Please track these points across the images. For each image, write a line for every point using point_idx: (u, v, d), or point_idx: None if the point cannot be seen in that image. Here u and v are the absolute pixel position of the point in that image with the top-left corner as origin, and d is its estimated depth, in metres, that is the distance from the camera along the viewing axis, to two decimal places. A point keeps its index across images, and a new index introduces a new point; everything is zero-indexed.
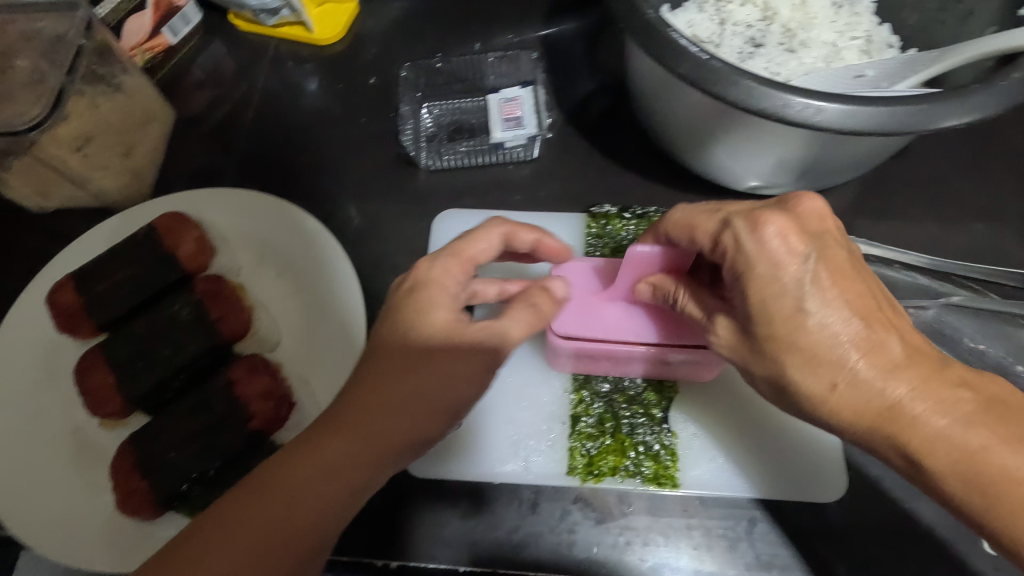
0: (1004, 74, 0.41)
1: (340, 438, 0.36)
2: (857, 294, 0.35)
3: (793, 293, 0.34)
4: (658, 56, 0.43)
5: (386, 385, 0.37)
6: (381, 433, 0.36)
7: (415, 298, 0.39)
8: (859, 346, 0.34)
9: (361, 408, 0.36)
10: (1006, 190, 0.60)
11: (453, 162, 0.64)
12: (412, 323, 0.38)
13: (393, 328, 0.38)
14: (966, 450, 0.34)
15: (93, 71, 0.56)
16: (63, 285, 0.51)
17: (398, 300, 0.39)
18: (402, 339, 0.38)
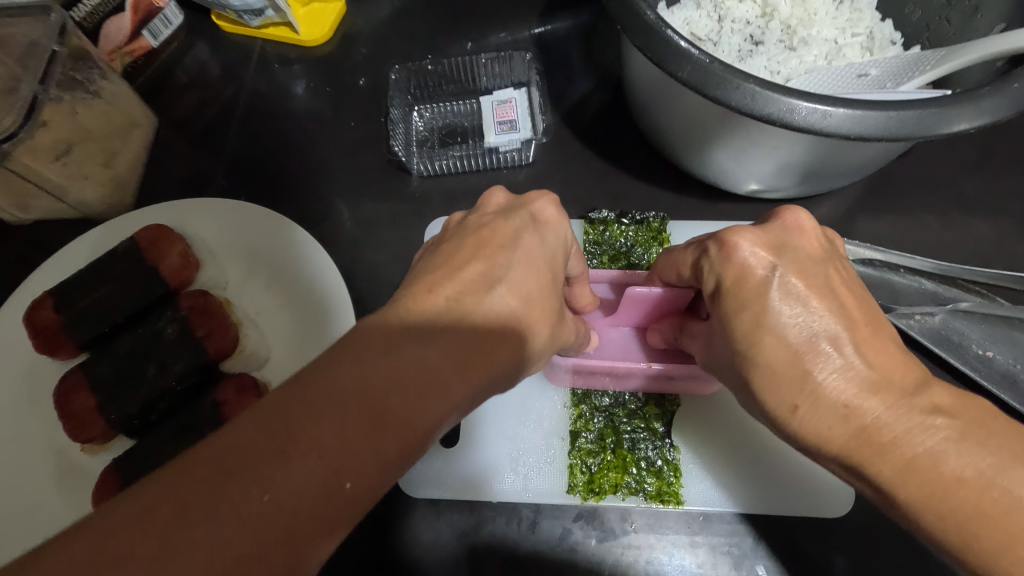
0: (1015, 76, 0.39)
1: (459, 378, 0.30)
2: (841, 308, 0.34)
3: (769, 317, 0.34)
4: (658, 59, 0.41)
5: (509, 331, 0.32)
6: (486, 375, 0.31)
7: (537, 236, 0.36)
8: (855, 374, 0.32)
9: (472, 343, 0.31)
10: (1013, 190, 0.59)
11: (446, 167, 0.62)
12: (537, 267, 0.34)
13: (506, 263, 0.34)
14: (954, 480, 0.29)
15: (70, 75, 0.54)
16: (42, 303, 0.49)
17: (522, 234, 0.35)
18: (522, 278, 0.33)
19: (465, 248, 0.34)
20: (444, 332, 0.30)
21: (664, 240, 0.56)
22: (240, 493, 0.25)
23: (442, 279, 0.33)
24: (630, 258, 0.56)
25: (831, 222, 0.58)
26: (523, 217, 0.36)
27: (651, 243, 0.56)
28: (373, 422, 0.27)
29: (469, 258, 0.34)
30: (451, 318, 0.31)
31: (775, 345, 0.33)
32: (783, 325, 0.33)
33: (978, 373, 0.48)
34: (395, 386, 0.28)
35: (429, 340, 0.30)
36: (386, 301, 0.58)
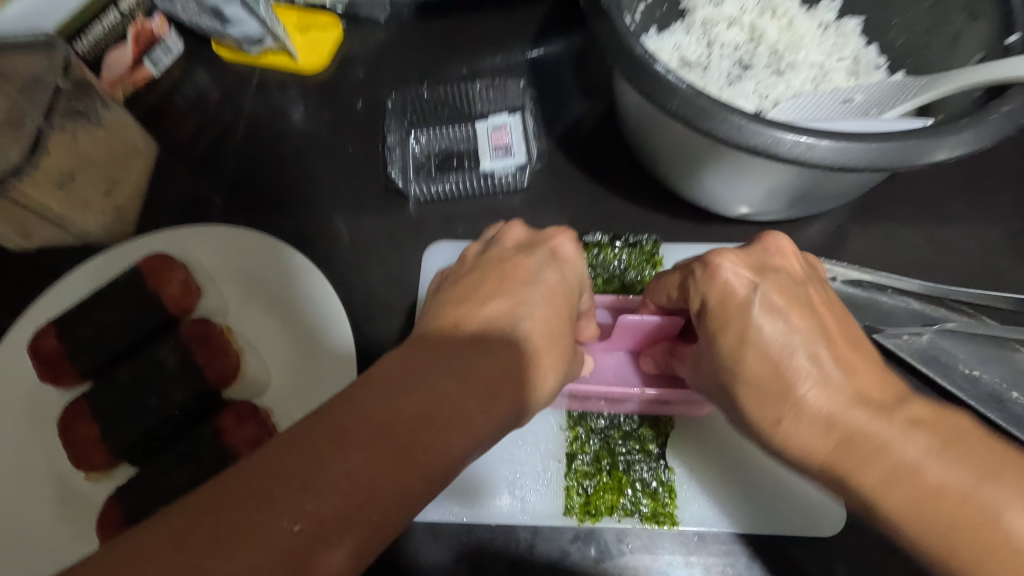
0: (992, 108, 0.41)
1: (481, 409, 0.32)
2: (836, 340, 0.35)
3: (764, 343, 0.35)
4: (648, 93, 0.43)
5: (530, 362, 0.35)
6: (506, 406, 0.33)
7: (557, 273, 0.39)
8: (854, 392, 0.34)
9: (493, 376, 0.33)
10: (997, 211, 0.60)
11: (443, 192, 0.64)
12: (554, 301, 0.37)
13: (526, 296, 0.37)
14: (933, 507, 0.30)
15: (74, 107, 0.56)
16: (46, 331, 0.50)
17: (542, 270, 0.39)
18: (541, 312, 0.37)
19: (489, 284, 0.38)
20: (473, 363, 0.33)
21: (657, 262, 0.57)
22: (279, 513, 0.26)
23: (475, 311, 0.37)
24: (624, 280, 0.57)
25: (820, 243, 0.59)
26: (544, 253, 0.40)
27: (644, 266, 0.57)
28: (406, 443, 0.29)
29: (495, 291, 0.37)
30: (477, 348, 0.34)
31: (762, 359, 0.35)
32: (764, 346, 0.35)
33: (964, 392, 0.48)
34: (426, 411, 0.30)
35: (460, 367, 0.33)
36: (385, 325, 0.59)
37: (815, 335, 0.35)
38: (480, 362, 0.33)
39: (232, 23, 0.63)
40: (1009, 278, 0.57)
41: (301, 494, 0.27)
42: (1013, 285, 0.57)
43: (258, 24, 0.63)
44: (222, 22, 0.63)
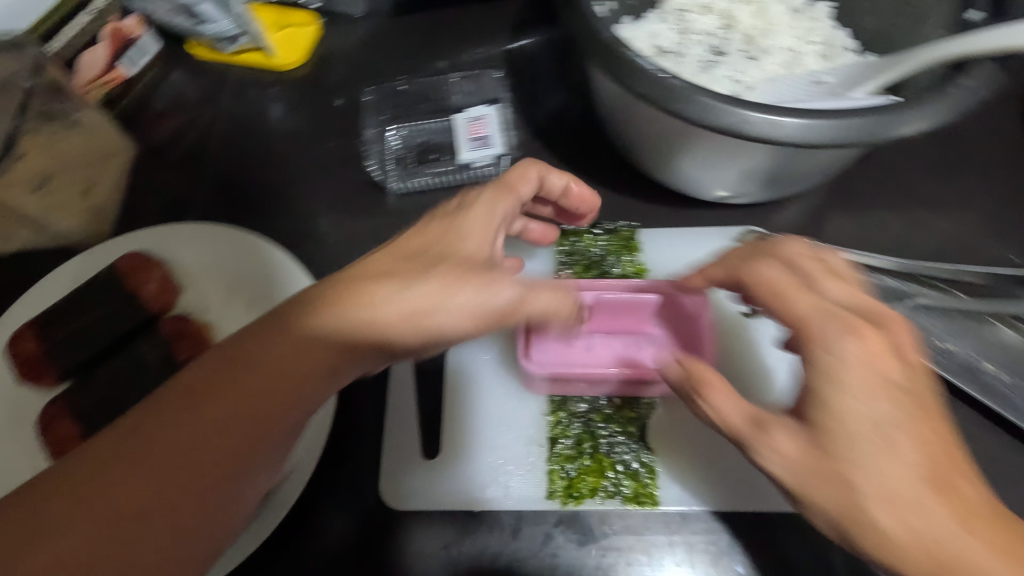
0: (953, 82, 0.41)
1: (325, 348, 0.33)
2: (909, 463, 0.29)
3: (861, 447, 0.30)
4: (616, 75, 0.43)
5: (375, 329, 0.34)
6: (364, 337, 0.34)
7: (469, 212, 0.39)
8: (900, 495, 0.29)
9: (345, 313, 0.34)
10: (970, 188, 0.61)
11: (422, 185, 0.63)
12: (453, 243, 0.37)
13: (430, 243, 0.37)
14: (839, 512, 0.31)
15: (46, 109, 0.55)
16: (24, 333, 0.51)
17: (457, 213, 0.39)
18: (421, 287, 0.35)
19: (410, 251, 0.37)
20: (303, 333, 0.33)
21: (635, 247, 0.58)
22: (111, 476, 0.29)
23: (330, 308, 0.34)
24: (602, 267, 0.57)
25: (798, 225, 0.60)
26: (458, 199, 0.40)
27: (622, 252, 0.58)
28: (220, 419, 0.31)
29: (381, 264, 0.36)
30: (312, 313, 0.34)
31: (868, 481, 0.30)
32: (876, 461, 0.30)
33: (947, 368, 0.50)
34: (253, 382, 0.32)
35: (292, 338, 0.33)
36: None
37: (891, 424, 0.30)
38: (313, 329, 0.33)
39: (206, 20, 0.63)
40: (983, 253, 0.58)
41: (117, 478, 0.29)
42: (988, 260, 0.58)
43: (232, 21, 0.64)
44: (196, 20, 0.63)
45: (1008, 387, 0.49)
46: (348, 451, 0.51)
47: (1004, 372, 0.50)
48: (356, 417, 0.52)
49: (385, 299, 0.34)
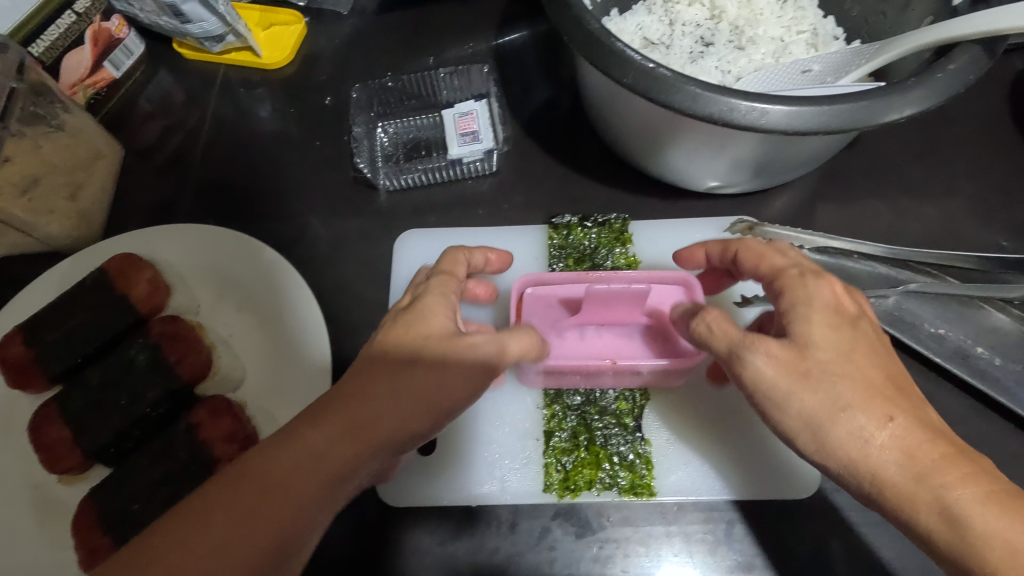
0: (939, 66, 0.41)
1: (328, 442, 0.34)
2: (874, 368, 0.34)
3: (833, 382, 0.34)
4: (603, 66, 0.43)
5: (372, 437, 0.34)
6: (361, 425, 0.34)
7: (434, 295, 0.39)
8: (860, 385, 0.33)
9: (344, 407, 0.35)
10: (958, 174, 0.61)
11: (412, 182, 0.62)
12: (422, 328, 0.37)
13: (401, 334, 0.37)
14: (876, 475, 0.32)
15: (32, 110, 0.55)
16: (13, 338, 0.50)
17: (423, 297, 0.39)
18: (405, 385, 0.35)
19: (392, 360, 0.36)
20: (308, 443, 0.34)
21: (626, 239, 0.58)
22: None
23: (322, 416, 0.34)
24: (594, 259, 0.57)
25: (787, 213, 0.60)
26: (424, 286, 0.41)
27: (614, 244, 0.58)
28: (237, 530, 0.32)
29: (366, 369, 0.36)
30: (313, 426, 0.34)
31: (828, 365, 0.34)
32: (837, 374, 0.34)
33: (934, 352, 0.50)
34: (262, 499, 0.33)
35: (296, 450, 0.33)
36: (359, 314, 0.58)
37: (878, 374, 0.34)
38: (313, 440, 0.34)
39: (190, 20, 0.62)
40: (972, 238, 0.58)
41: None
42: (977, 245, 0.58)
43: (218, 20, 0.63)
44: (181, 21, 0.62)
45: (998, 370, 0.50)
46: None
47: (995, 356, 0.50)
48: None
49: (379, 402, 0.35)
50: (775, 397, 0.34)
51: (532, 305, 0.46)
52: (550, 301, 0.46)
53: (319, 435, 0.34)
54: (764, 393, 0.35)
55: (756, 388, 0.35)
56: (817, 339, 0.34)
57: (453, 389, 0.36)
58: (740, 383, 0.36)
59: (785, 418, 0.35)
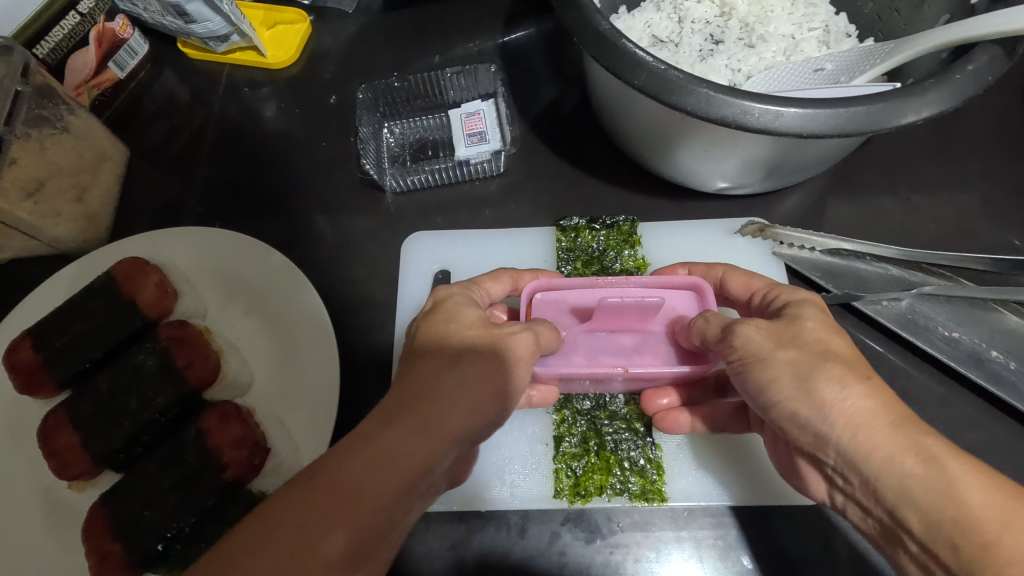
0: (957, 67, 0.40)
1: (410, 438, 0.34)
2: (850, 344, 0.38)
3: (813, 347, 0.37)
4: (614, 68, 0.42)
5: (445, 429, 0.35)
6: (436, 420, 0.35)
7: (463, 294, 0.43)
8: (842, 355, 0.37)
9: (419, 403, 0.35)
10: (972, 174, 0.60)
11: (419, 183, 0.62)
12: (462, 323, 0.39)
13: (447, 332, 0.39)
14: (848, 420, 0.35)
15: (38, 112, 0.55)
16: (21, 342, 0.50)
17: (453, 294, 0.42)
18: (467, 377, 0.36)
19: (442, 356, 0.37)
20: (385, 442, 0.33)
21: (635, 242, 0.57)
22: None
23: (399, 414, 0.35)
24: (603, 262, 0.57)
25: (797, 215, 0.60)
26: (454, 286, 0.44)
27: (623, 246, 0.57)
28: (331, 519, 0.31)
29: (426, 363, 0.37)
30: (388, 425, 0.34)
31: (814, 333, 0.38)
32: (813, 338, 0.38)
33: (946, 355, 0.50)
34: (344, 502, 0.32)
35: (374, 450, 0.33)
36: (366, 317, 0.58)
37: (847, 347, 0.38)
38: (394, 438, 0.34)
39: (195, 20, 0.61)
40: (987, 240, 0.57)
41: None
42: (992, 247, 0.57)
43: (223, 20, 0.62)
44: (185, 21, 0.62)
45: (1013, 374, 0.49)
46: None
47: (1011, 360, 0.49)
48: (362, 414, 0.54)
49: (446, 391, 0.36)
50: (761, 354, 0.38)
51: (542, 310, 0.45)
52: (559, 307, 0.45)
53: (394, 433, 0.34)
54: (753, 355, 0.38)
55: (746, 351, 0.38)
56: (806, 315, 0.39)
57: (512, 369, 0.37)
58: (730, 355, 0.39)
59: (768, 370, 0.37)
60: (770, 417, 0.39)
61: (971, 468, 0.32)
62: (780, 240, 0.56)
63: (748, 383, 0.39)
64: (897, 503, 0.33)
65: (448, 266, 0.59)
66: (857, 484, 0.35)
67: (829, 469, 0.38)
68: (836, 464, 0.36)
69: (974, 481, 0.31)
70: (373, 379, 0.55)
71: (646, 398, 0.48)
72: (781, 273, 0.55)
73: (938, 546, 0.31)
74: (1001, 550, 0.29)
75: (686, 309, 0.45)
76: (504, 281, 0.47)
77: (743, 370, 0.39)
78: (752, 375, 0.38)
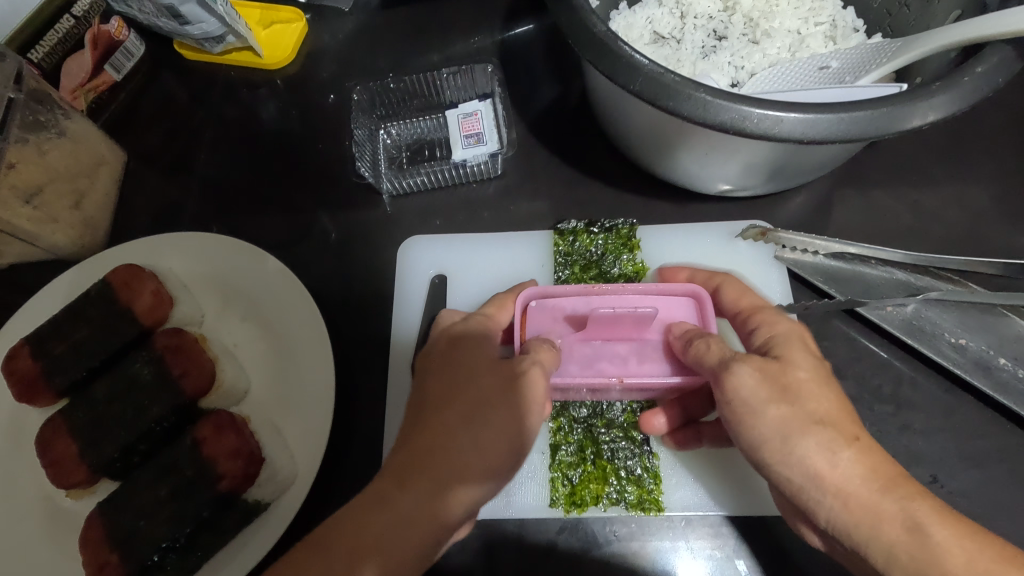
0: (965, 69, 0.39)
1: (427, 502, 0.34)
2: (836, 395, 0.37)
3: (805, 412, 0.36)
4: (609, 73, 0.41)
5: (462, 490, 0.35)
6: (453, 480, 0.35)
7: (479, 322, 0.44)
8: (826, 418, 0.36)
9: (435, 462, 0.35)
10: (984, 174, 0.58)
11: (417, 185, 0.61)
12: (472, 365, 0.39)
13: (456, 378, 0.39)
14: (839, 491, 0.34)
15: (33, 119, 0.55)
16: (20, 350, 0.50)
17: (459, 326, 0.44)
18: (481, 435, 0.36)
19: (459, 405, 0.37)
20: (402, 508, 0.34)
21: (634, 246, 0.57)
22: None
23: (416, 476, 0.35)
24: (601, 267, 0.56)
25: (802, 216, 0.58)
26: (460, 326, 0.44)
27: (622, 250, 0.56)
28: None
29: (440, 413, 0.37)
30: (404, 487, 0.34)
31: (807, 384, 0.37)
32: (807, 395, 0.37)
33: (953, 363, 0.48)
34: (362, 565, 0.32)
35: (391, 515, 0.34)
36: (362, 322, 0.57)
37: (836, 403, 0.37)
38: (412, 501, 0.34)
39: (189, 22, 0.61)
40: (999, 241, 0.56)
41: None
42: (1003, 248, 0.55)
43: (218, 21, 0.61)
44: (179, 22, 0.61)
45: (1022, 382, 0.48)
46: (342, 463, 0.51)
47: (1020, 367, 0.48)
48: (359, 422, 0.53)
49: (462, 448, 0.36)
50: (751, 405, 0.37)
51: (536, 319, 0.45)
52: (554, 316, 0.45)
53: (411, 496, 0.34)
54: (744, 405, 0.37)
55: (737, 398, 0.37)
56: (797, 362, 0.38)
57: (529, 418, 0.38)
58: (721, 395, 0.38)
59: (759, 428, 0.36)
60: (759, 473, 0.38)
61: (957, 534, 0.32)
62: (783, 244, 0.54)
63: (740, 438, 0.38)
64: (888, 572, 0.33)
65: (445, 271, 0.58)
66: (850, 551, 0.35)
67: (821, 531, 0.37)
68: (826, 526, 0.35)
69: (958, 547, 0.31)
70: (369, 385, 0.54)
71: (642, 421, 0.47)
72: (784, 291, 0.54)
73: None
74: None
75: (684, 317, 0.44)
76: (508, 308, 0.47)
77: (731, 417, 0.38)
78: (742, 431, 0.37)
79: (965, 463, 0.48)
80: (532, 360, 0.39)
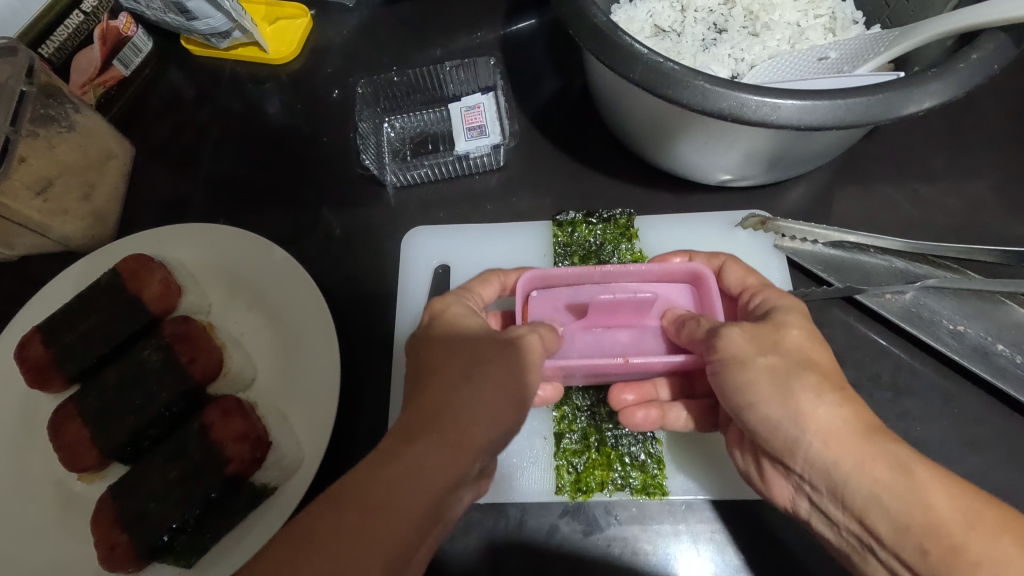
0: (961, 56, 0.39)
1: (436, 453, 0.34)
2: (829, 354, 0.38)
3: (791, 364, 0.37)
4: (608, 62, 0.42)
5: (470, 442, 0.35)
6: (460, 431, 0.35)
7: (458, 296, 0.45)
8: (821, 369, 0.37)
9: (441, 417, 0.36)
10: (984, 164, 0.59)
11: (420, 177, 0.62)
12: (467, 332, 0.40)
13: (453, 345, 0.39)
14: (824, 428, 0.35)
15: (43, 112, 0.56)
16: (31, 339, 0.51)
17: (449, 300, 0.44)
18: (483, 388, 0.37)
19: (461, 364, 0.38)
20: (411, 459, 0.34)
21: (633, 235, 0.57)
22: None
23: (423, 431, 0.35)
24: (600, 256, 0.56)
25: (803, 207, 0.59)
26: (456, 293, 0.45)
27: (620, 240, 0.57)
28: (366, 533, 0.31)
29: (442, 374, 0.38)
30: (411, 442, 0.35)
31: (797, 341, 0.38)
32: (800, 344, 0.38)
33: (952, 349, 0.49)
34: (376, 517, 0.32)
35: (400, 468, 0.34)
36: (366, 312, 0.58)
37: (832, 362, 0.38)
38: (420, 454, 0.34)
39: (196, 17, 0.61)
40: (999, 230, 0.56)
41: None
42: (1003, 237, 0.56)
43: (224, 16, 0.62)
44: (187, 17, 0.62)
45: (1018, 368, 0.48)
46: (346, 450, 0.52)
47: (1016, 353, 0.48)
48: (363, 409, 0.54)
49: (465, 406, 0.36)
50: (741, 358, 0.38)
51: (538, 308, 0.45)
52: (555, 305, 0.45)
53: (419, 450, 0.34)
54: (732, 356, 0.38)
55: (727, 353, 0.38)
56: (789, 322, 0.39)
57: (528, 374, 0.38)
58: (709, 356, 0.39)
59: (746, 372, 0.37)
60: (739, 419, 0.39)
61: (940, 475, 0.32)
62: (782, 233, 0.55)
63: (726, 390, 0.39)
64: (865, 509, 0.33)
65: (447, 261, 0.59)
66: (826, 492, 0.35)
67: (797, 476, 0.37)
68: (802, 470, 0.36)
69: (939, 486, 0.32)
70: (373, 374, 0.55)
71: (626, 419, 0.46)
72: (784, 279, 0.54)
73: (908, 553, 0.31)
74: (967, 555, 0.30)
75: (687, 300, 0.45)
76: (492, 283, 0.48)
77: (719, 369, 0.39)
78: (728, 375, 0.38)
79: (963, 448, 0.48)
80: (535, 337, 0.39)
